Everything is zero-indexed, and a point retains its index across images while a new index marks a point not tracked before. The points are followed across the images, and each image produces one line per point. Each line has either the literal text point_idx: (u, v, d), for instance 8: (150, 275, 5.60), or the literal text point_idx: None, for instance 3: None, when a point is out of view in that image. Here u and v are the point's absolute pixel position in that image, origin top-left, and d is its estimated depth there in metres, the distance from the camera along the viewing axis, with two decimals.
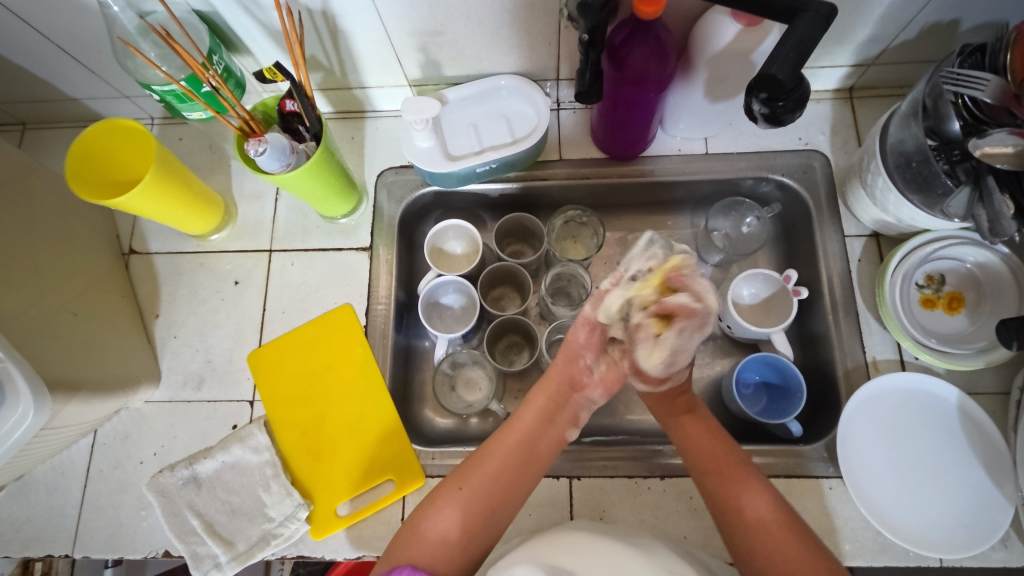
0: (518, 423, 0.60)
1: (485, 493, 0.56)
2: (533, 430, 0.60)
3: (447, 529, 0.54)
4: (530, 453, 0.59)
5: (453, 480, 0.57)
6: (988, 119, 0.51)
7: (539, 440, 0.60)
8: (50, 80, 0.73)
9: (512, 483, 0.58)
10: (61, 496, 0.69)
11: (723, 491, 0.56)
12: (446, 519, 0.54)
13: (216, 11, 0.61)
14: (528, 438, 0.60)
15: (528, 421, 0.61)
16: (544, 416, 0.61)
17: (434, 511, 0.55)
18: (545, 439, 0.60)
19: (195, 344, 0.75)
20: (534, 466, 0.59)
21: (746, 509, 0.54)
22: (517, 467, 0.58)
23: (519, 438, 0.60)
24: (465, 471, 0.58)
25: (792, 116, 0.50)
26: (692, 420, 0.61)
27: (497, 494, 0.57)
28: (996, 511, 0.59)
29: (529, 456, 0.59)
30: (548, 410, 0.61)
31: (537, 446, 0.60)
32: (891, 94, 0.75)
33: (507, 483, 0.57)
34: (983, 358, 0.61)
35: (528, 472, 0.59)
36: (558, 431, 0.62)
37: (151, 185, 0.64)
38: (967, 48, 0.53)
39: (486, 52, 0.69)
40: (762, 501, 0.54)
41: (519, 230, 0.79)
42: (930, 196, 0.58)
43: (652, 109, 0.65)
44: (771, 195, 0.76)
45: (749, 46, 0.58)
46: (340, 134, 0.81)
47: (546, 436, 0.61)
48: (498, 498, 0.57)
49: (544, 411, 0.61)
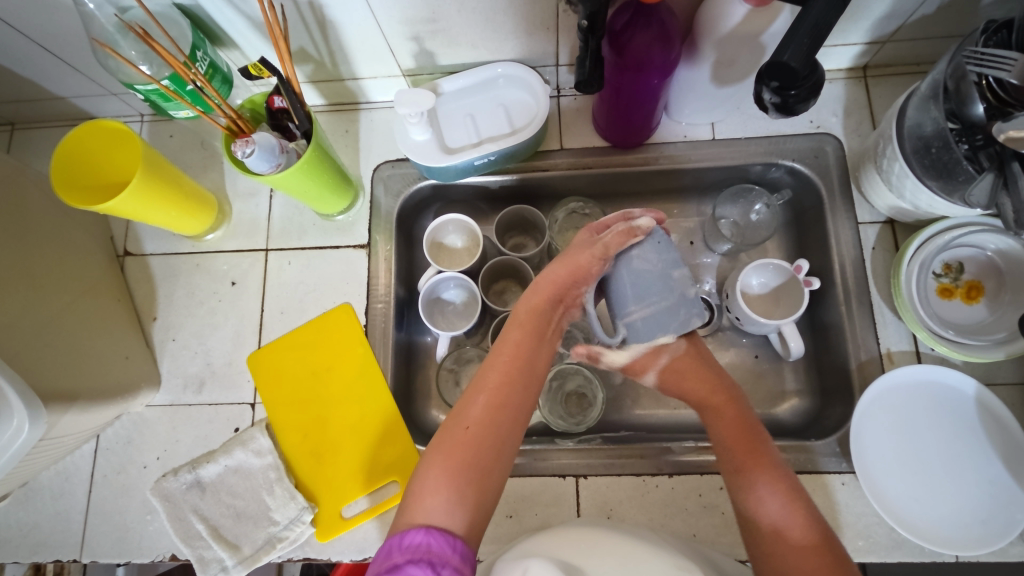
0: (506, 348, 0.55)
1: (486, 433, 0.50)
2: (529, 351, 0.55)
3: (435, 498, 0.46)
4: (533, 371, 0.54)
5: (431, 458, 0.49)
6: (1014, 101, 0.47)
7: (522, 372, 0.54)
8: (35, 79, 0.71)
9: (495, 433, 0.50)
10: (67, 501, 0.69)
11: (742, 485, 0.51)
12: (444, 499, 0.46)
13: (198, 4, 0.59)
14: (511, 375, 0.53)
15: (520, 341, 0.55)
16: (537, 334, 0.56)
17: (425, 489, 0.46)
18: (540, 355, 0.56)
19: (194, 347, 0.74)
20: (537, 377, 0.55)
21: (751, 475, 0.51)
22: (497, 418, 0.50)
23: (518, 358, 0.54)
24: (443, 434, 0.50)
25: (805, 105, 0.47)
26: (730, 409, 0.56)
27: (487, 444, 0.49)
28: (1014, 507, 0.57)
29: (526, 371, 0.54)
30: (539, 326, 0.56)
31: (534, 360, 0.55)
32: (907, 72, 0.71)
33: (502, 400, 0.51)
34: (1003, 350, 0.58)
35: (532, 391, 0.54)
36: (551, 348, 0.58)
37: (141, 187, 0.62)
38: (992, 24, 0.49)
39: (482, 39, 0.66)
40: (778, 502, 0.49)
41: (520, 222, 0.76)
42: (949, 182, 0.56)
43: (657, 94, 0.62)
44: (781, 181, 0.73)
45: (759, 28, 0.55)
46: (333, 128, 0.78)
47: (537, 357, 0.55)
48: (496, 432, 0.50)
49: (535, 327, 0.56)
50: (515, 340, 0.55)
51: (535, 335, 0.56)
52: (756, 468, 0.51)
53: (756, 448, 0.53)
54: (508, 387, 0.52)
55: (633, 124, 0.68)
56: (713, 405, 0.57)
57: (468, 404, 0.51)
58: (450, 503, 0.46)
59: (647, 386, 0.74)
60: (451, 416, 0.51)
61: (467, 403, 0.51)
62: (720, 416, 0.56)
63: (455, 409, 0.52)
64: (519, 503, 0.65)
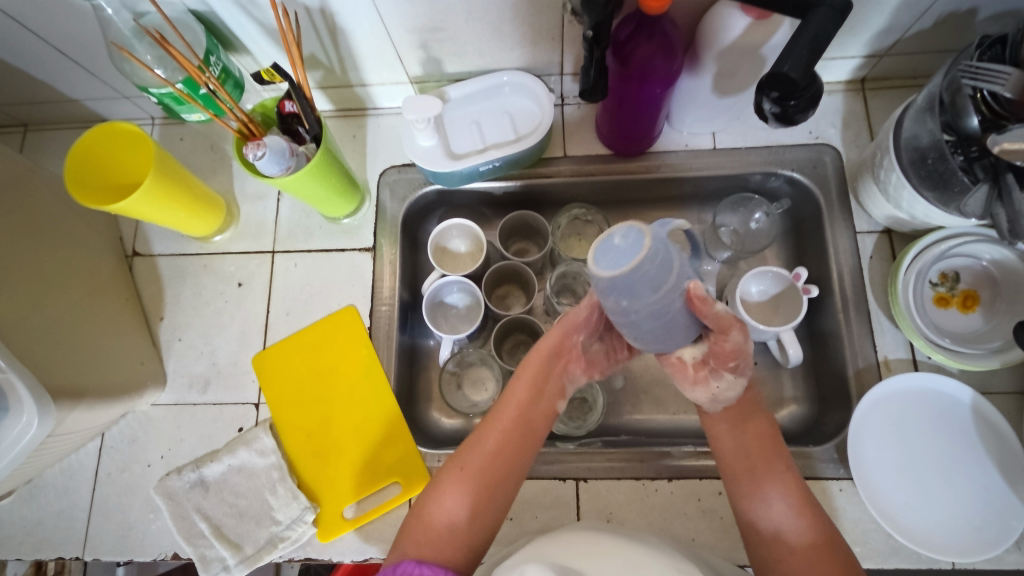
0: (505, 404, 0.55)
1: (483, 483, 0.51)
2: (526, 402, 0.55)
3: (442, 514, 0.49)
4: (531, 425, 0.55)
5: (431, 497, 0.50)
6: (1008, 114, 0.48)
7: (520, 428, 0.54)
8: (49, 82, 0.72)
9: (490, 485, 0.51)
10: (71, 499, 0.70)
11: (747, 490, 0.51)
12: (457, 508, 0.49)
13: (213, 11, 0.60)
14: (508, 433, 0.53)
15: (517, 391, 0.56)
16: (534, 385, 0.56)
17: (437, 499, 0.50)
18: (538, 408, 0.56)
19: (200, 347, 0.74)
20: (535, 428, 0.55)
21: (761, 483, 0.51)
22: (492, 470, 0.51)
23: (516, 411, 0.55)
24: (443, 479, 0.51)
25: (803, 115, 0.49)
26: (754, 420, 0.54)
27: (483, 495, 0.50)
28: (1009, 515, 0.58)
29: (524, 423, 0.54)
30: (537, 378, 0.56)
31: (532, 417, 0.55)
32: (905, 85, 0.73)
33: (500, 451, 0.52)
34: (999, 358, 0.60)
35: (530, 446, 0.54)
36: (552, 401, 0.57)
37: (153, 189, 0.63)
38: (986, 39, 0.51)
39: (488, 48, 0.68)
40: (787, 508, 0.49)
41: (523, 228, 0.77)
42: (945, 193, 0.57)
43: (660, 103, 0.64)
44: (781, 190, 0.74)
45: (760, 40, 0.56)
46: (340, 133, 0.80)
47: (536, 413, 0.55)
48: (493, 485, 0.51)
49: (534, 380, 0.56)
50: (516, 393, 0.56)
51: (533, 387, 0.56)
52: (764, 469, 0.52)
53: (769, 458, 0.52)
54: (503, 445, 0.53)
55: (633, 129, 0.69)
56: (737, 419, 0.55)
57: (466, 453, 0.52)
58: (446, 542, 0.47)
59: (648, 391, 0.74)
60: (453, 459, 0.53)
61: (466, 453, 0.53)
62: (743, 427, 0.54)
63: (454, 455, 0.53)
64: (519, 505, 0.66)
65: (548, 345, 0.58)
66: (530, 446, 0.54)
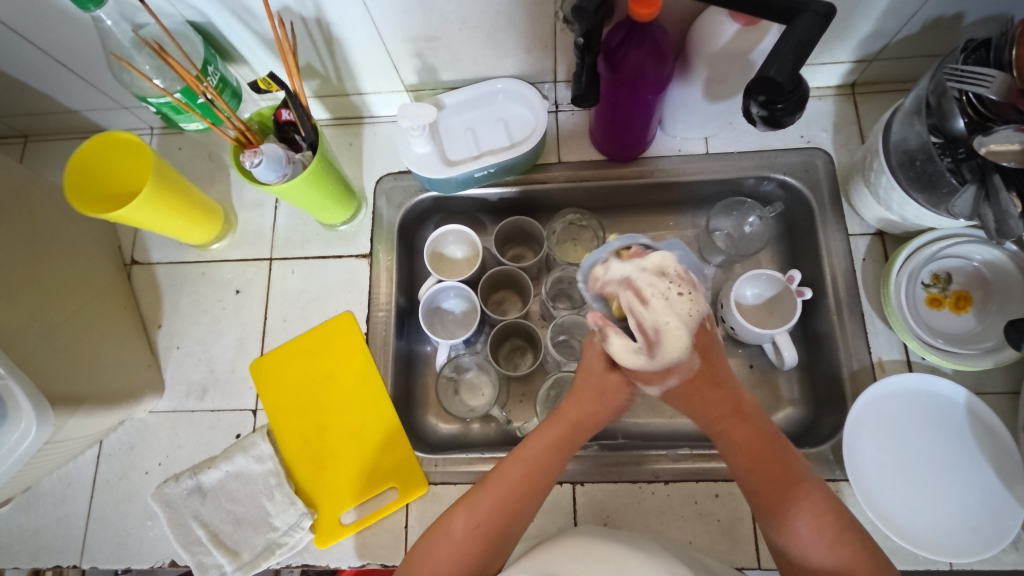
0: (525, 454, 0.54)
1: (490, 531, 0.50)
2: (546, 464, 0.54)
3: (458, 542, 0.50)
4: (544, 482, 0.53)
5: (447, 522, 0.51)
6: (994, 116, 0.49)
7: (539, 479, 0.53)
8: (49, 93, 0.73)
9: (498, 534, 0.51)
10: (69, 507, 0.70)
11: (773, 508, 0.50)
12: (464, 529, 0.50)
13: (210, 22, 0.61)
14: (523, 484, 0.53)
15: (540, 452, 0.54)
16: (559, 448, 0.54)
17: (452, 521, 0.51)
18: (554, 469, 0.54)
19: (198, 354, 0.75)
20: (547, 487, 0.54)
21: (793, 510, 0.49)
22: (500, 522, 0.51)
23: (530, 467, 0.53)
24: (453, 515, 0.52)
25: (791, 119, 0.49)
26: (740, 424, 0.52)
27: (490, 535, 0.50)
28: (1006, 514, 0.58)
29: (542, 483, 0.53)
30: (562, 440, 0.55)
31: (549, 473, 0.54)
32: (894, 89, 0.74)
33: (516, 511, 0.52)
34: (991, 358, 0.60)
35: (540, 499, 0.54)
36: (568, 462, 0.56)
37: (151, 197, 0.64)
38: (970, 43, 0.52)
39: (482, 56, 0.69)
40: (819, 535, 0.48)
41: (519, 233, 0.78)
42: (935, 195, 0.57)
43: (651, 109, 0.65)
44: (774, 194, 0.75)
45: (748, 45, 0.57)
46: (337, 141, 0.81)
47: (556, 467, 0.54)
48: (499, 540, 0.51)
49: (559, 441, 0.55)
50: (534, 451, 0.54)
51: (558, 450, 0.54)
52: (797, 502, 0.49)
53: (786, 464, 0.51)
54: (514, 493, 0.52)
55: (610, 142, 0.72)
56: (722, 419, 0.53)
57: (476, 497, 0.52)
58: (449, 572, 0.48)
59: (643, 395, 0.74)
60: (473, 487, 0.54)
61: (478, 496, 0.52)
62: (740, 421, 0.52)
63: (469, 491, 0.54)
64: None
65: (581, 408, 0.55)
66: (541, 502, 0.54)
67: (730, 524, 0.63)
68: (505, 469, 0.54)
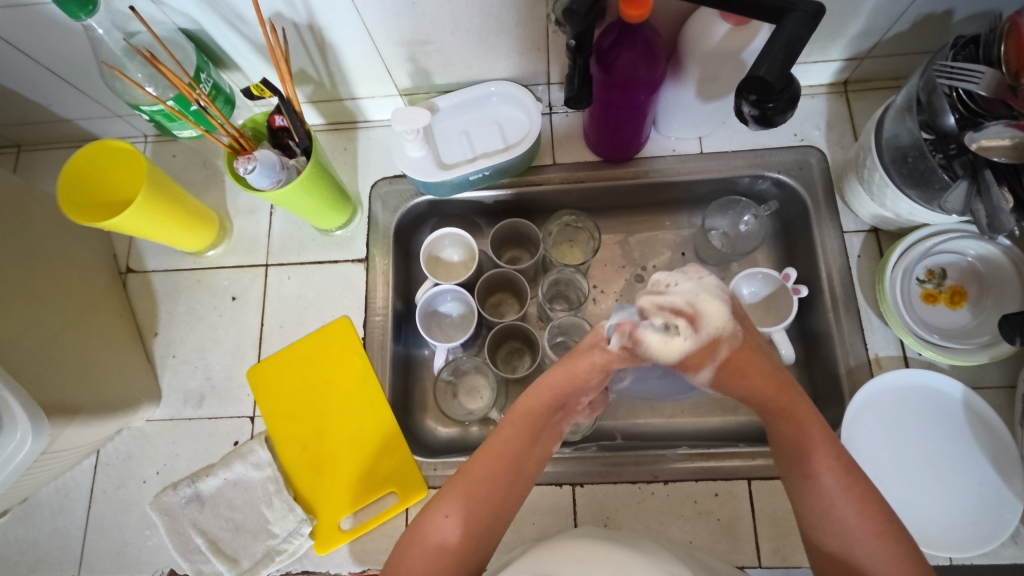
0: (498, 441, 0.53)
1: (473, 519, 0.49)
2: (519, 450, 0.52)
3: (439, 541, 0.48)
4: (517, 470, 0.52)
5: (432, 513, 0.50)
6: (984, 112, 0.50)
7: (514, 462, 0.52)
8: (43, 102, 0.73)
9: (479, 521, 0.49)
10: (66, 518, 0.69)
11: (814, 503, 0.48)
12: (446, 528, 0.48)
13: (202, 29, 0.61)
14: (499, 469, 0.51)
15: (509, 439, 0.53)
16: (528, 434, 0.53)
17: (428, 520, 0.49)
18: (532, 457, 0.53)
19: (194, 362, 0.75)
20: (522, 472, 0.52)
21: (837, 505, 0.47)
22: (480, 508, 0.50)
23: (504, 456, 0.52)
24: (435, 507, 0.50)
25: (783, 117, 0.50)
26: (799, 417, 0.52)
27: (476, 520, 0.49)
28: (1004, 508, 0.59)
29: (518, 469, 0.52)
30: (532, 426, 0.54)
31: (522, 458, 0.53)
32: (886, 86, 0.74)
33: (495, 497, 0.50)
34: (987, 352, 0.60)
35: (518, 484, 0.52)
36: (543, 448, 0.55)
37: (145, 205, 0.64)
38: (960, 40, 0.52)
39: (476, 59, 0.69)
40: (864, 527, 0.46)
41: (515, 236, 0.78)
42: (927, 190, 0.58)
43: (644, 110, 0.65)
44: (768, 192, 0.75)
45: (739, 45, 0.57)
46: (331, 146, 0.81)
47: (529, 454, 0.53)
48: (483, 528, 0.49)
49: (529, 427, 0.53)
50: (506, 439, 0.53)
51: (527, 436, 0.53)
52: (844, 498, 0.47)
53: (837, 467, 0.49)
54: (488, 482, 0.51)
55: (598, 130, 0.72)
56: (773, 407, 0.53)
57: (460, 480, 0.51)
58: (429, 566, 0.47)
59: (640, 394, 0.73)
60: (457, 472, 0.52)
61: (460, 482, 0.51)
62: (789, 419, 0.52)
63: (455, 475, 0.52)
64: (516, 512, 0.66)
65: (547, 390, 0.54)
66: (517, 488, 0.52)
67: (729, 524, 0.63)
68: (479, 457, 0.52)
